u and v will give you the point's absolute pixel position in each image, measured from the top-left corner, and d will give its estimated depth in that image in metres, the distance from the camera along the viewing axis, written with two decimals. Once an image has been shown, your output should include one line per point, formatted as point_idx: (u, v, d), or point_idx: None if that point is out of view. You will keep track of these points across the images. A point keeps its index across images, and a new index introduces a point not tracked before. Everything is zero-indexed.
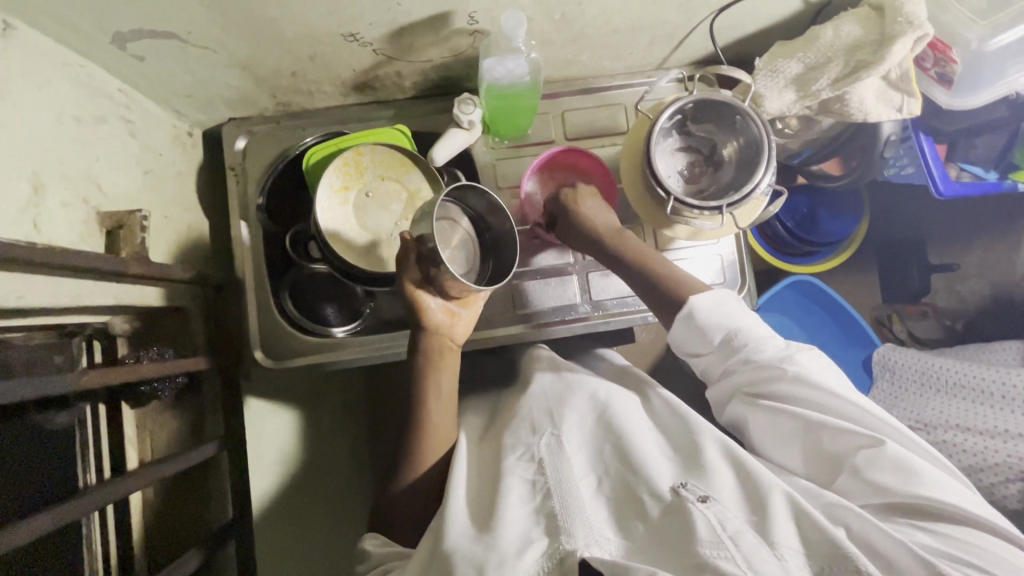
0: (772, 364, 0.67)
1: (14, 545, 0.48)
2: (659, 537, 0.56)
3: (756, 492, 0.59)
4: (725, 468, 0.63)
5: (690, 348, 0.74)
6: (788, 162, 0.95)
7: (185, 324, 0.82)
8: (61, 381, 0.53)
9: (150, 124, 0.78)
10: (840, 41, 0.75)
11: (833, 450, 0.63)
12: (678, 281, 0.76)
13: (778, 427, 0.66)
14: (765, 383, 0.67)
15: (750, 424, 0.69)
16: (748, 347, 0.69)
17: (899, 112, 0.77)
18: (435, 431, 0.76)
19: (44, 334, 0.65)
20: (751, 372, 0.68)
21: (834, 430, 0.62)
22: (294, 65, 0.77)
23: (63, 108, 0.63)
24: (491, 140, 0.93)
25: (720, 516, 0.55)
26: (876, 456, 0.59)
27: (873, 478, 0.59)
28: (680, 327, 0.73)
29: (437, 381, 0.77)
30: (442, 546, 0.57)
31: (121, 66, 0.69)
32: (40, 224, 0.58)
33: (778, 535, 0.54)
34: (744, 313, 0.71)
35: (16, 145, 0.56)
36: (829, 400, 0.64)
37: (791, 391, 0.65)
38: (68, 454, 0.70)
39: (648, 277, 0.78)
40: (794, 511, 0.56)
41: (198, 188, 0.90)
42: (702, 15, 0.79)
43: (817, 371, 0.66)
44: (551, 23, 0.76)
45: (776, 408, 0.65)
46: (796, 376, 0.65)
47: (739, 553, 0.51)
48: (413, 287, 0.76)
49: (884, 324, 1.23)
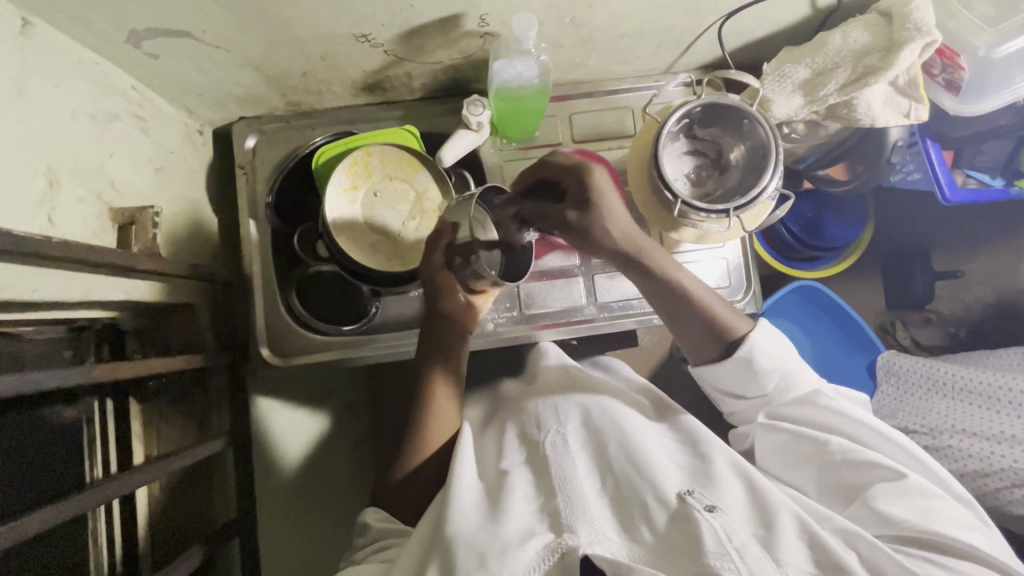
0: (810, 394, 0.70)
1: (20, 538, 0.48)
2: (665, 547, 0.56)
3: (765, 509, 0.59)
4: (733, 480, 0.63)
5: (735, 390, 0.74)
6: (793, 167, 0.94)
7: (192, 320, 0.81)
8: (75, 374, 0.54)
9: (162, 121, 0.79)
10: (848, 47, 0.75)
11: (852, 480, 0.65)
12: (724, 315, 0.74)
13: (798, 450, 0.68)
14: (791, 408, 0.70)
15: (766, 446, 0.71)
16: (793, 388, 0.71)
17: (907, 117, 0.77)
18: (441, 411, 0.77)
19: (53, 329, 0.66)
20: (789, 402, 0.71)
21: (856, 460, 0.65)
22: (305, 65, 0.78)
23: (78, 105, 0.64)
24: (499, 142, 0.93)
25: (726, 529, 0.55)
26: (894, 488, 0.61)
27: (885, 508, 0.60)
28: (731, 364, 0.72)
29: (447, 363, 0.80)
30: (446, 530, 0.58)
31: (135, 63, 0.70)
32: (54, 218, 0.59)
33: (784, 552, 0.54)
34: (782, 346, 0.73)
35: (32, 139, 0.56)
36: (855, 433, 0.67)
37: (817, 417, 0.69)
38: (75, 448, 0.71)
39: (695, 309, 0.73)
40: (806, 537, 0.56)
41: (208, 185, 0.90)
42: (710, 21, 0.79)
43: (845, 403, 0.70)
44: (561, 27, 0.76)
45: (798, 431, 0.68)
46: (829, 407, 0.68)
47: (745, 566, 0.51)
48: (436, 268, 0.79)
49: (888, 331, 1.23)
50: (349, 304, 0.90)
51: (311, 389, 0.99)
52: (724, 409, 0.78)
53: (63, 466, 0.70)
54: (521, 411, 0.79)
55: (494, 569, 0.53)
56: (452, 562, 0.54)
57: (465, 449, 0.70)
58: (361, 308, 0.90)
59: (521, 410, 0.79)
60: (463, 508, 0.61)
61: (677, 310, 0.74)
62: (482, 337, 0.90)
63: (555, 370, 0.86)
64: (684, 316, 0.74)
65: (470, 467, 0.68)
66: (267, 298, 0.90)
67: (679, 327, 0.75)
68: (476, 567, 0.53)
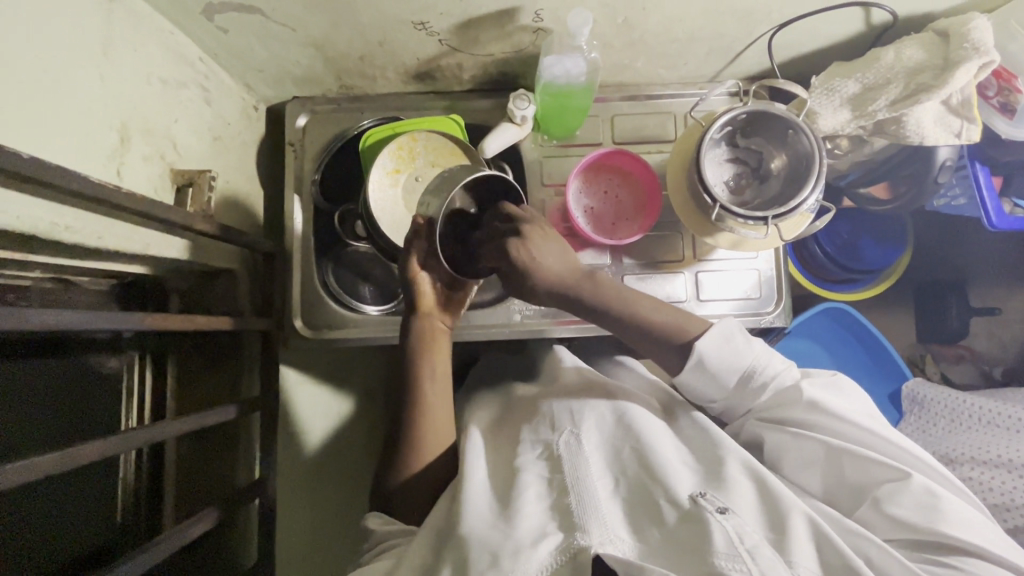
0: (792, 391, 0.70)
1: (81, 464, 0.48)
2: (676, 541, 0.56)
3: (775, 510, 0.59)
4: (745, 481, 0.62)
5: (709, 396, 0.74)
6: (835, 183, 0.95)
7: (233, 287, 0.84)
8: (125, 320, 0.54)
9: (223, 93, 0.83)
10: (902, 63, 0.75)
11: (856, 480, 0.64)
12: (679, 322, 0.74)
13: (802, 453, 0.67)
14: (779, 409, 0.71)
15: (774, 451, 0.70)
16: (771, 381, 0.71)
17: (957, 137, 0.76)
18: (434, 413, 0.77)
19: (105, 282, 0.71)
20: (767, 398, 0.72)
21: (857, 459, 0.64)
22: (363, 48, 0.81)
23: (151, 70, 0.67)
24: (540, 138, 0.94)
25: (738, 529, 0.55)
26: (899, 489, 0.60)
27: (893, 512, 0.59)
28: (694, 374, 0.72)
29: (432, 361, 0.79)
30: (460, 529, 0.59)
31: (204, 36, 0.74)
32: (123, 172, 0.62)
33: (796, 554, 0.54)
34: (754, 342, 0.72)
35: (108, 97, 0.60)
36: (849, 430, 0.66)
37: (811, 418, 0.68)
38: (112, 397, 0.76)
39: (634, 325, 0.74)
40: (816, 537, 0.56)
41: (259, 159, 0.94)
42: (762, 30, 0.80)
43: (832, 399, 0.69)
44: (613, 27, 0.78)
45: (797, 431, 0.67)
46: (812, 403, 0.68)
47: (757, 567, 0.51)
48: (416, 266, 0.79)
49: (916, 363, 1.20)
50: (381, 285, 0.93)
51: (335, 369, 1.00)
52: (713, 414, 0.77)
53: (102, 410, 0.74)
54: (536, 412, 0.77)
55: (506, 568, 0.53)
56: (469, 557, 0.55)
57: (473, 459, 0.71)
58: (391, 289, 0.93)
59: (536, 410, 0.78)
60: (475, 509, 0.61)
61: (627, 330, 0.75)
62: (509, 327, 0.93)
63: (569, 372, 0.86)
64: (628, 334, 0.75)
65: (480, 467, 0.69)
66: (303, 274, 0.92)
67: (631, 337, 0.75)
68: (488, 565, 0.53)
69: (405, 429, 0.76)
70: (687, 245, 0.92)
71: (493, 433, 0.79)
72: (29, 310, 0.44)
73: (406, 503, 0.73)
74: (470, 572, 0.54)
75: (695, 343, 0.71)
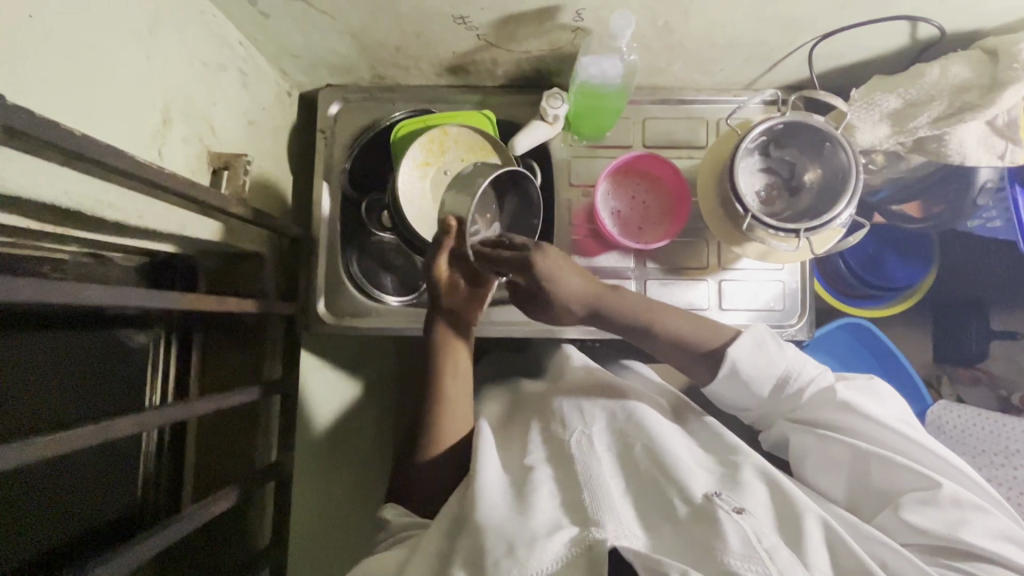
0: (826, 392, 0.69)
1: (114, 437, 0.49)
2: (690, 536, 0.56)
3: (790, 513, 0.58)
4: (759, 484, 0.62)
5: (742, 403, 0.74)
6: (866, 200, 0.94)
7: (260, 270, 0.85)
8: (165, 298, 0.55)
9: (259, 77, 0.83)
10: (946, 81, 0.74)
11: (882, 485, 0.64)
12: (702, 330, 0.75)
13: (825, 454, 0.67)
14: (812, 409, 0.70)
15: (799, 450, 0.70)
16: (807, 385, 0.70)
17: (1001, 159, 0.76)
18: (450, 409, 0.77)
19: (137, 258, 0.72)
20: (804, 404, 0.71)
21: (885, 465, 0.64)
22: (401, 39, 0.81)
23: (194, 52, 0.68)
24: (570, 137, 0.94)
25: (754, 530, 0.54)
26: (923, 496, 0.60)
27: (915, 517, 0.59)
28: (726, 382, 0.72)
29: (452, 360, 0.79)
30: (473, 518, 0.59)
31: (247, 19, 0.74)
32: (163, 150, 0.63)
33: (811, 557, 0.54)
34: (787, 349, 0.71)
35: (152, 75, 0.61)
36: (882, 434, 0.66)
37: (837, 420, 0.67)
38: (138, 373, 0.77)
39: (662, 339, 0.75)
40: (830, 541, 0.56)
41: (290, 144, 0.95)
42: (803, 40, 0.79)
43: (866, 400, 0.68)
44: (653, 29, 0.78)
45: (826, 433, 0.67)
46: (845, 404, 0.67)
47: (773, 567, 0.50)
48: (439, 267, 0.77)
49: (932, 383, 1.19)
50: (402, 275, 0.95)
51: (350, 357, 1.02)
52: (747, 421, 0.77)
53: (127, 385, 0.76)
54: (547, 408, 0.78)
55: (521, 559, 0.53)
56: (483, 545, 0.55)
57: (485, 449, 0.71)
58: (413, 280, 0.94)
59: (547, 408, 0.78)
60: (489, 500, 0.61)
61: (660, 343, 0.75)
62: (527, 326, 0.93)
63: (579, 371, 0.85)
64: (657, 347, 0.76)
65: (491, 460, 0.69)
66: (326, 259, 0.93)
67: (661, 352, 0.76)
68: (503, 555, 0.53)
69: (421, 421, 0.78)
70: (713, 253, 0.92)
71: (505, 432, 0.79)
72: (74, 284, 0.45)
73: (420, 493, 0.74)
74: (485, 562, 0.54)
75: (725, 352, 0.72)
